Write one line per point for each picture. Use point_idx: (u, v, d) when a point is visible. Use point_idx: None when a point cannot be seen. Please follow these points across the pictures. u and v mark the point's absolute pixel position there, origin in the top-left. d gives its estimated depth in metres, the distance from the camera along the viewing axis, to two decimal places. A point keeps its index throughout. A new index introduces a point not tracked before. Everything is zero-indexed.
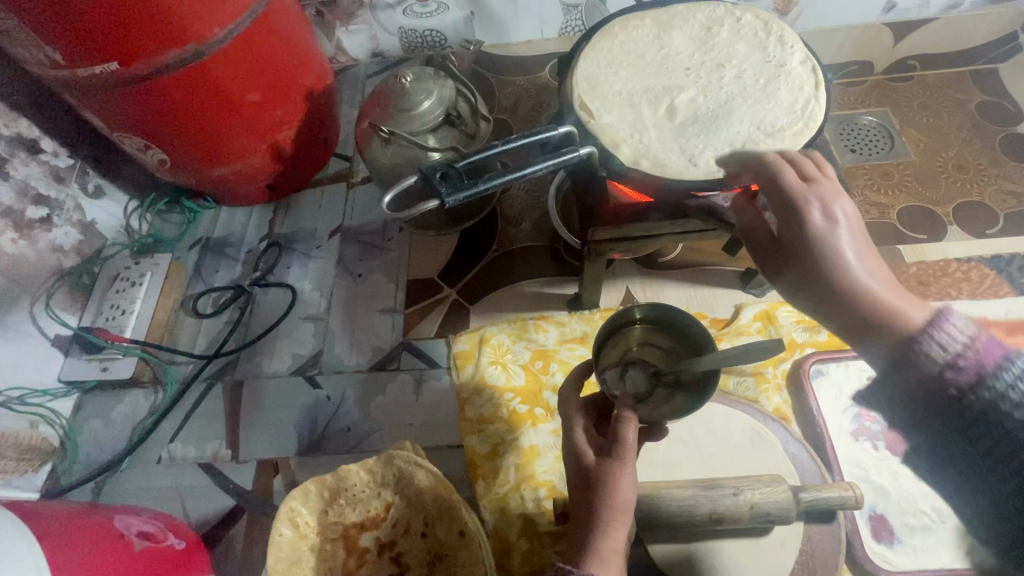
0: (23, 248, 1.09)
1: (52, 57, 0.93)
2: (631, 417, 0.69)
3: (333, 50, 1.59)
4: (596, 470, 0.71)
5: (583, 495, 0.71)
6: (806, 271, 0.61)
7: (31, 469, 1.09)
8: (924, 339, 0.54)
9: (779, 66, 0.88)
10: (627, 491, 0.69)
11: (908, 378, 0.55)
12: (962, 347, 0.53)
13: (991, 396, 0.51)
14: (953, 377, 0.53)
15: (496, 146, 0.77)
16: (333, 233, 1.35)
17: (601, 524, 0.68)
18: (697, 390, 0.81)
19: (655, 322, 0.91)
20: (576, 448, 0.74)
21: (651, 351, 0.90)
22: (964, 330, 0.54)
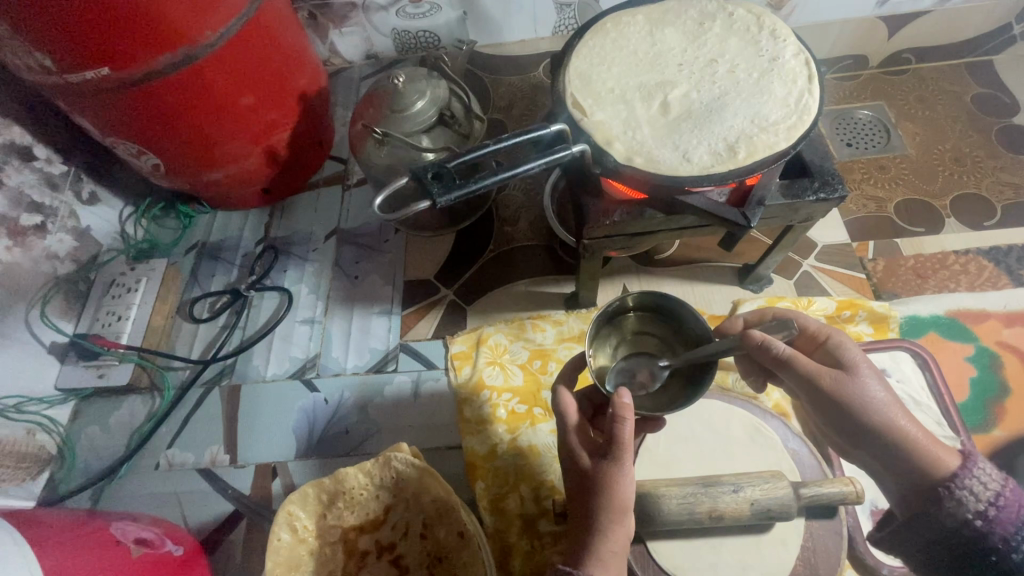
0: (18, 256, 1.09)
1: (43, 63, 0.93)
2: (629, 416, 0.67)
3: (327, 52, 1.58)
4: (595, 473, 0.69)
5: (581, 497, 0.70)
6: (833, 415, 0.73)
7: (28, 477, 1.09)
8: (960, 486, 0.69)
9: (773, 59, 0.88)
10: (626, 491, 0.68)
11: (937, 521, 0.72)
12: (983, 498, 0.69)
13: (938, 502, 0.71)
14: (978, 528, 0.68)
15: (489, 145, 0.76)
16: (329, 235, 1.35)
17: (600, 527, 0.67)
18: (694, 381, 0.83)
19: (649, 310, 0.91)
20: (571, 449, 0.74)
21: (645, 340, 0.91)
22: (992, 479, 0.70)
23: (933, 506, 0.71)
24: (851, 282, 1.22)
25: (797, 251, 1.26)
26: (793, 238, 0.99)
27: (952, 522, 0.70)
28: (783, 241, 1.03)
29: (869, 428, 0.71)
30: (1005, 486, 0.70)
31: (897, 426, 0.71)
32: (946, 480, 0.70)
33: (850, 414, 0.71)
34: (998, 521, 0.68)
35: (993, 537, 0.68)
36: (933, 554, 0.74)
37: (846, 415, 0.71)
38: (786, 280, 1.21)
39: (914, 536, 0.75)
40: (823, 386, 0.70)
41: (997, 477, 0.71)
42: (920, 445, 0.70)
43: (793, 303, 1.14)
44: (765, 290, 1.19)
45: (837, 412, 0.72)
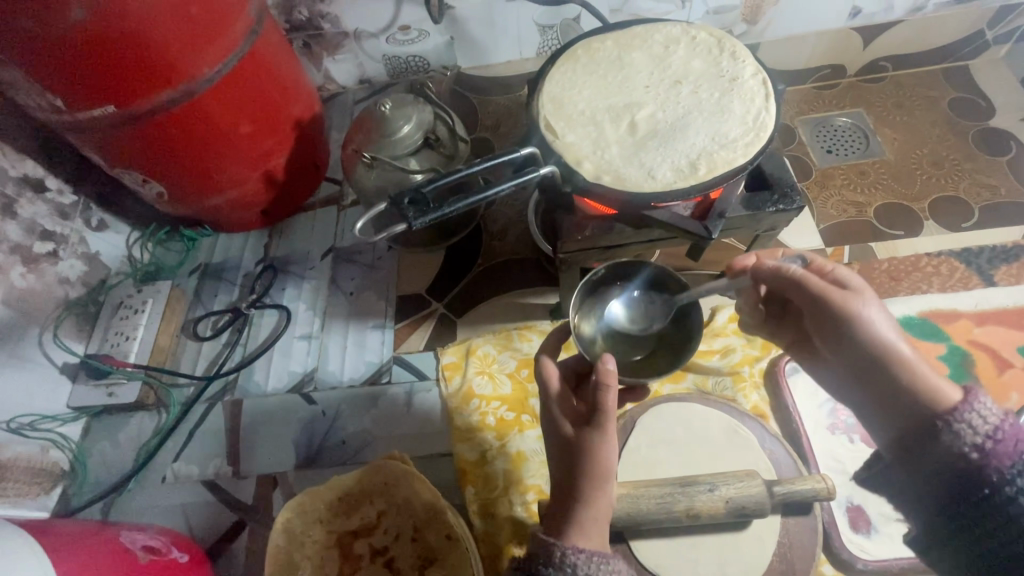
0: (31, 282, 1.16)
1: (54, 103, 1.00)
2: (613, 383, 0.71)
3: (322, 79, 1.66)
4: (578, 439, 0.73)
5: (566, 468, 0.74)
6: (836, 339, 0.75)
7: (43, 491, 1.14)
8: (958, 416, 0.67)
9: (733, 79, 0.93)
10: (609, 457, 0.72)
11: (935, 456, 0.68)
12: (984, 431, 0.66)
13: (935, 433, 0.68)
14: (973, 461, 0.65)
15: (463, 168, 0.82)
16: (325, 254, 1.41)
17: (587, 497, 0.71)
18: (678, 353, 0.87)
19: (634, 283, 0.91)
20: (554, 417, 0.78)
21: (629, 313, 0.92)
22: (993, 412, 0.66)
23: (926, 441, 0.69)
24: None
25: None
26: (762, 246, 1.04)
27: (946, 459, 0.67)
28: (755, 249, 1.07)
29: (871, 352, 0.73)
30: (1005, 420, 0.66)
31: (897, 351, 0.72)
32: (946, 409, 0.68)
33: (850, 334, 0.73)
34: (994, 454, 0.65)
35: (986, 472, 0.65)
36: (930, 507, 0.69)
37: (848, 335, 0.73)
38: None
39: (910, 488, 0.71)
40: (828, 301, 0.74)
41: (998, 413, 0.67)
42: (919, 372, 0.70)
43: None
44: None
45: (840, 334, 0.75)
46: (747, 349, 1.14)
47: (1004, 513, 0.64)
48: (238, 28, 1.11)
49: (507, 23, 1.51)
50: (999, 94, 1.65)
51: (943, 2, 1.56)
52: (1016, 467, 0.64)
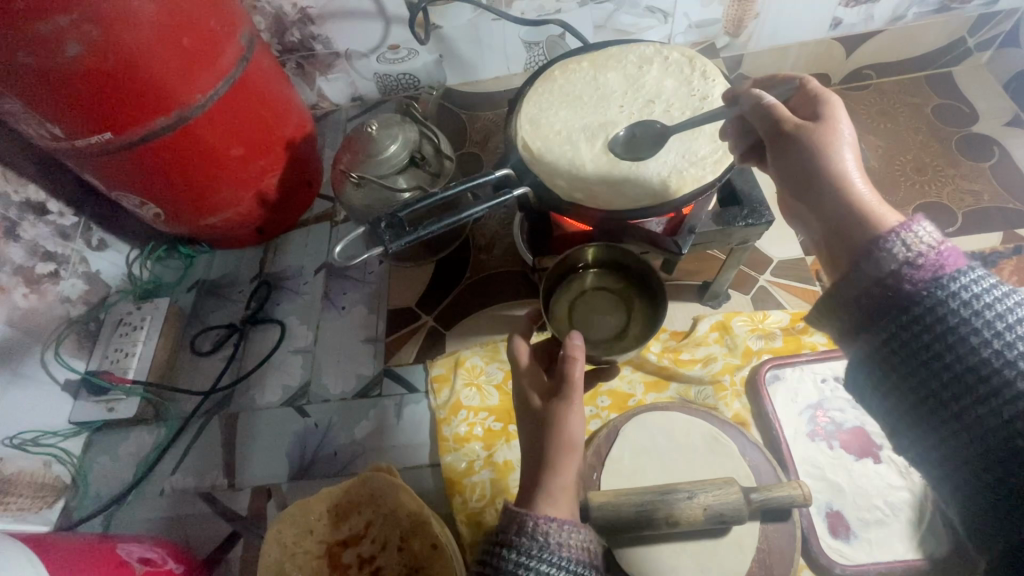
0: (34, 301, 1.20)
1: (53, 132, 1.04)
2: (580, 356, 0.78)
3: (315, 97, 1.70)
4: (547, 411, 0.77)
5: (535, 439, 0.77)
6: (790, 157, 0.73)
7: (45, 506, 1.18)
8: (891, 238, 0.60)
9: (703, 98, 0.96)
10: (576, 428, 0.75)
11: (866, 272, 0.61)
12: (921, 248, 0.59)
13: (869, 254, 0.61)
14: (907, 279, 0.58)
15: (438, 192, 0.85)
16: (319, 269, 1.45)
17: (554, 461, 0.74)
18: (649, 327, 0.92)
19: (605, 266, 0.99)
20: (525, 393, 0.83)
21: (602, 293, 0.98)
22: (930, 234, 0.59)
23: (863, 256, 0.62)
24: (806, 295, 1.25)
25: (752, 266, 1.31)
26: (738, 258, 1.07)
27: (875, 272, 0.60)
28: (733, 260, 1.10)
29: (823, 176, 0.70)
30: (942, 246, 0.59)
31: (856, 191, 0.68)
32: (888, 230, 0.61)
33: (815, 153, 0.71)
34: (924, 266, 0.58)
35: (927, 284, 0.57)
36: (858, 306, 0.61)
37: (799, 152, 0.72)
38: (743, 295, 1.27)
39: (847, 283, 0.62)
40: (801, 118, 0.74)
41: (936, 238, 0.59)
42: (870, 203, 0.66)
43: (749, 318, 1.21)
44: (724, 306, 1.26)
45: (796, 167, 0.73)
46: (727, 358, 1.17)
47: (943, 337, 0.56)
48: (229, 55, 1.15)
49: (494, 40, 1.55)
50: (981, 100, 1.67)
51: (922, 11, 1.58)
52: (944, 279, 0.57)
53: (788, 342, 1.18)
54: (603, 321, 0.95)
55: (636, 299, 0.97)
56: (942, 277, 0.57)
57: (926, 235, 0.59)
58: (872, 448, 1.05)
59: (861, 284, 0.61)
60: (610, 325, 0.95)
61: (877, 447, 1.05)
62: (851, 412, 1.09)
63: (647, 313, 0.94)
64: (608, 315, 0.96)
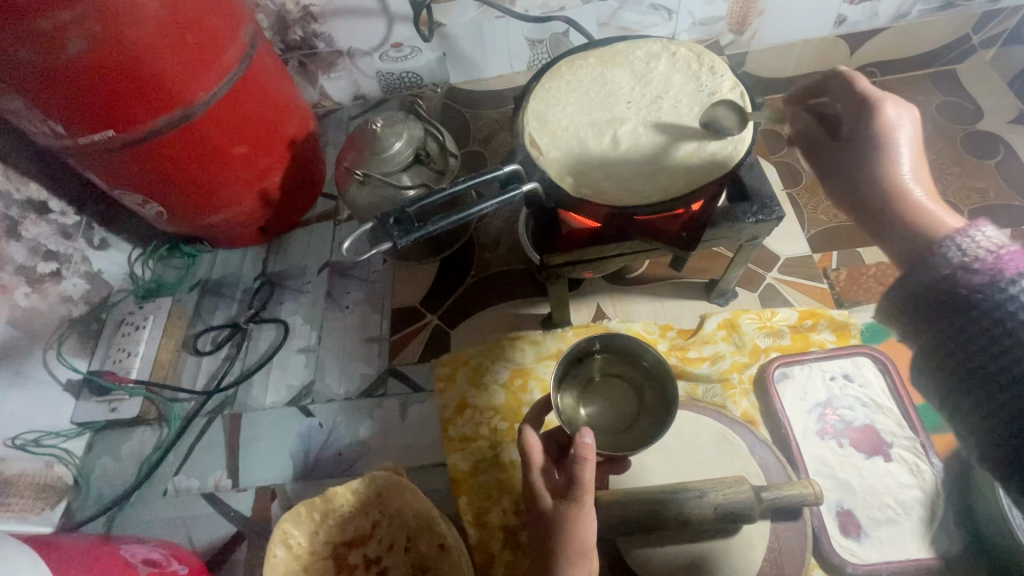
0: (35, 301, 1.19)
1: (56, 130, 1.04)
2: (590, 460, 0.72)
3: (318, 96, 1.69)
4: (557, 513, 0.74)
5: (544, 540, 0.75)
6: (842, 163, 0.76)
7: (47, 507, 1.17)
8: (946, 242, 0.61)
9: (712, 93, 0.96)
10: (586, 531, 0.73)
11: (921, 272, 0.61)
12: (984, 249, 0.58)
13: (924, 256, 0.62)
14: (966, 276, 0.58)
15: (447, 188, 0.84)
16: (322, 268, 1.44)
17: (564, 567, 0.72)
18: (660, 417, 0.89)
19: (614, 352, 0.96)
20: (534, 489, 0.79)
21: (612, 381, 0.96)
22: (990, 240, 0.59)
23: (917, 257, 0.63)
24: (814, 292, 1.25)
25: (759, 263, 1.30)
26: (746, 254, 1.06)
27: (927, 274, 0.61)
28: (741, 257, 1.09)
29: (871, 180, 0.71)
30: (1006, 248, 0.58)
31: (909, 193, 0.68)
32: (943, 234, 0.62)
33: (868, 156, 0.72)
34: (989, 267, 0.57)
35: (982, 280, 0.57)
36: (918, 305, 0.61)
37: (851, 159, 0.74)
38: (750, 292, 1.27)
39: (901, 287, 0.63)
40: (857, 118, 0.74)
41: (1000, 241, 0.58)
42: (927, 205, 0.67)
43: (757, 315, 1.20)
44: (731, 303, 1.25)
45: (846, 174, 0.75)
46: (735, 356, 1.16)
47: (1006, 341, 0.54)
48: (233, 52, 1.14)
49: (497, 38, 1.54)
50: (986, 97, 1.67)
51: (927, 9, 1.58)
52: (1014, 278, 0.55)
53: (796, 339, 1.17)
54: (612, 408, 0.94)
55: (647, 388, 0.94)
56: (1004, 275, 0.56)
57: (986, 238, 0.59)
58: (883, 446, 1.04)
59: (911, 279, 0.62)
60: (618, 413, 0.93)
61: (887, 445, 1.04)
62: (860, 410, 1.08)
63: (658, 402, 0.91)
64: (617, 403, 0.94)
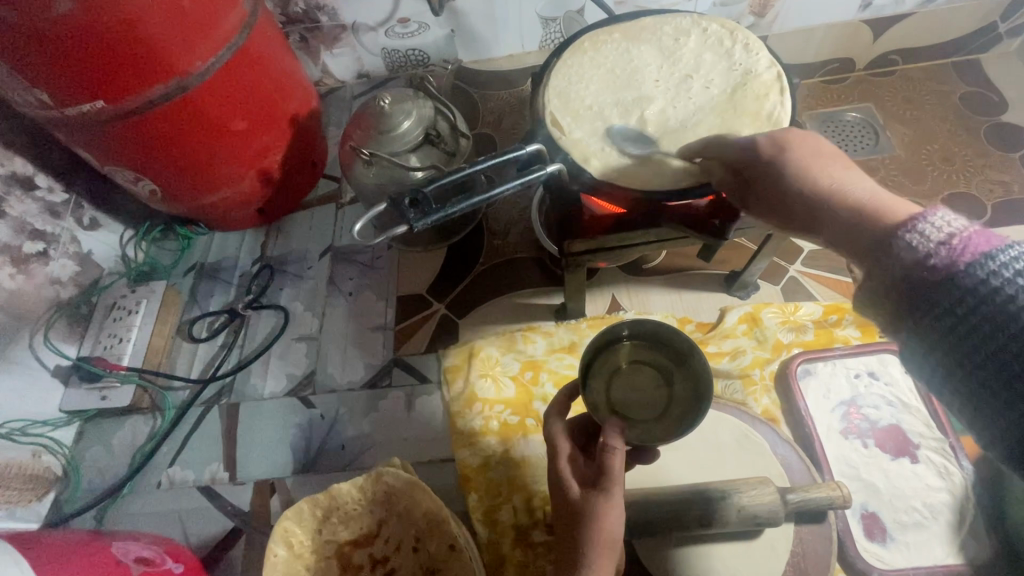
0: (21, 283, 1.12)
1: (41, 99, 0.97)
2: (619, 448, 0.70)
3: (319, 73, 1.62)
4: (583, 506, 0.70)
5: (568, 531, 0.71)
6: (768, 188, 0.69)
7: (35, 498, 1.11)
8: (902, 230, 0.53)
9: (747, 72, 0.90)
10: (615, 525, 0.69)
11: (885, 268, 0.54)
12: (943, 236, 0.50)
13: (887, 249, 0.55)
14: (932, 268, 0.50)
15: (466, 167, 0.78)
16: (324, 253, 1.38)
17: (589, 560, 0.68)
18: (692, 406, 0.82)
19: (643, 338, 0.91)
20: (561, 480, 0.74)
21: (641, 369, 0.89)
22: (947, 223, 0.51)
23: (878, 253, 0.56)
24: (838, 286, 1.20)
25: (782, 255, 1.25)
26: (774, 245, 1.02)
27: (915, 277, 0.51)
28: (767, 249, 1.05)
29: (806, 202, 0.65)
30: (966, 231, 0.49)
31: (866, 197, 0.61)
32: (899, 225, 0.55)
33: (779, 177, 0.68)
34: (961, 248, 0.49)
35: (942, 266, 0.50)
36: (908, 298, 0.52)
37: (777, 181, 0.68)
38: (772, 286, 1.22)
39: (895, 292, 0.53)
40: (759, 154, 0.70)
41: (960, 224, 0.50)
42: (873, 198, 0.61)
43: (780, 310, 1.15)
44: (752, 297, 1.21)
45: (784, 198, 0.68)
46: (757, 352, 1.11)
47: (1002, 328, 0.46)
48: (232, 21, 1.07)
49: (510, 16, 1.47)
50: (1011, 88, 1.61)
51: None
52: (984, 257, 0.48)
53: (820, 335, 1.12)
54: (640, 398, 0.86)
55: (677, 376, 0.87)
56: (970, 257, 0.48)
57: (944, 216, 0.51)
58: (908, 447, 1.00)
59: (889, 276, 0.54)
60: (645, 401, 0.85)
61: (914, 446, 1.00)
62: (886, 410, 1.04)
63: (690, 393, 0.84)
64: (646, 392, 0.87)
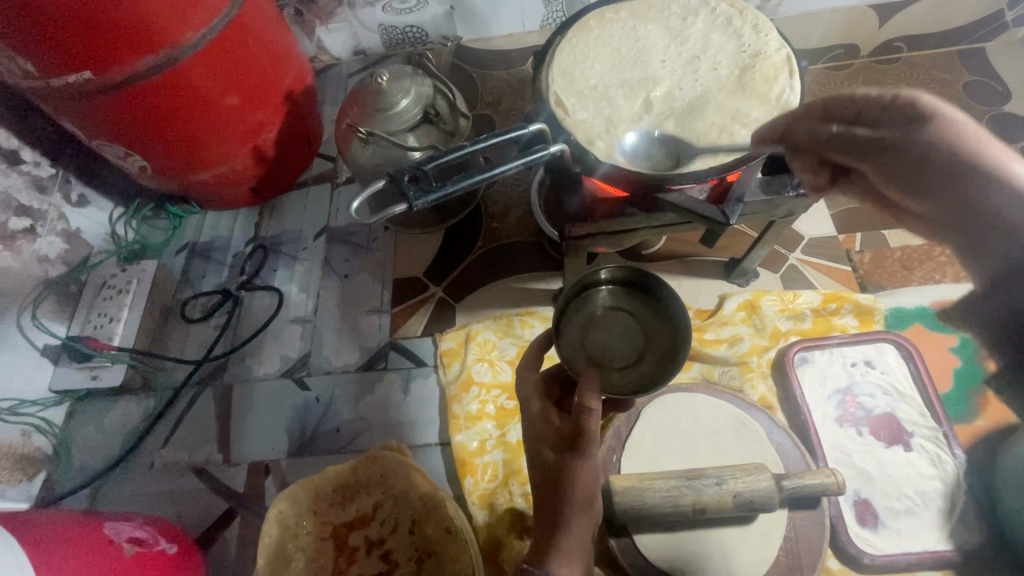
0: (8, 260, 1.10)
1: (25, 67, 0.93)
2: (596, 408, 0.67)
3: (314, 49, 1.58)
4: (559, 466, 0.69)
5: (546, 490, 0.70)
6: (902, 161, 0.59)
7: (25, 478, 1.10)
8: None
9: (755, 54, 0.88)
10: (591, 484, 0.68)
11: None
12: None
13: None
14: None
15: (467, 146, 0.76)
16: (319, 234, 1.35)
17: (565, 520, 0.68)
18: (669, 360, 0.77)
19: (622, 284, 0.87)
20: (537, 442, 0.73)
21: (618, 315, 0.85)
22: None
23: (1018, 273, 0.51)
24: (836, 274, 1.20)
25: (782, 244, 1.25)
26: (777, 232, 1.01)
27: None
28: (770, 236, 1.04)
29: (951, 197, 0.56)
30: None
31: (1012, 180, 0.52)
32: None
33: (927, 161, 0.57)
34: None
35: None
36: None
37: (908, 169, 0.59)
38: (773, 274, 1.21)
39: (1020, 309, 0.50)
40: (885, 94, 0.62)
41: None
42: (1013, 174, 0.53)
43: (779, 297, 1.15)
44: (752, 284, 1.21)
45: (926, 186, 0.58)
46: (755, 339, 1.12)
47: None
48: None
49: None
50: (1015, 78, 1.58)
51: None
52: None
53: (818, 323, 1.12)
54: (616, 347, 0.82)
55: (658, 332, 0.82)
56: None
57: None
58: (903, 435, 1.01)
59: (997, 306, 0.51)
60: (622, 352, 0.81)
61: (908, 434, 1.01)
62: (882, 398, 1.04)
63: (668, 349, 0.79)
64: (622, 341, 0.82)
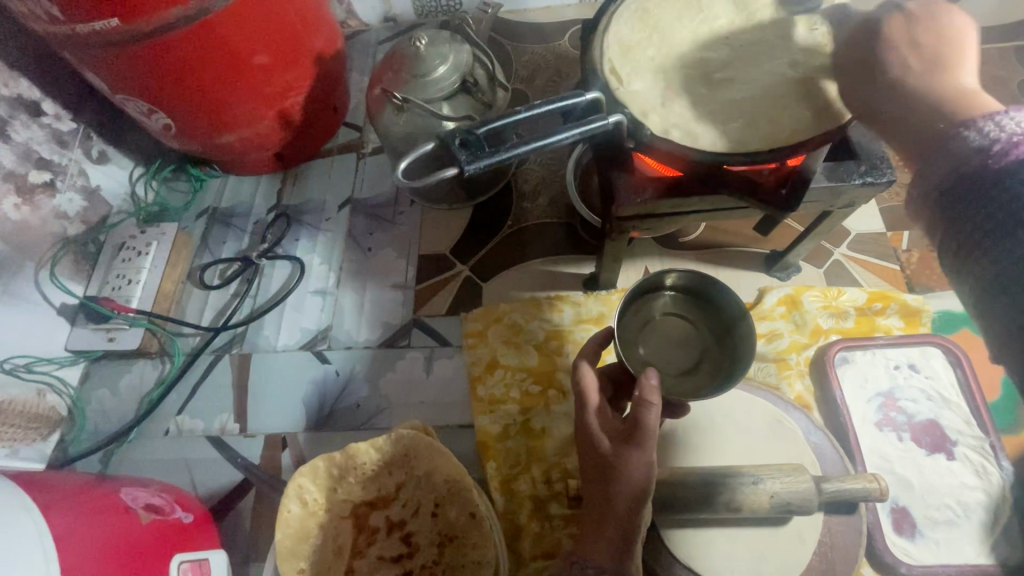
0: (26, 214, 1.06)
1: (50, 12, 0.88)
2: (655, 405, 0.65)
3: (344, 13, 1.52)
4: (614, 458, 0.66)
5: (596, 480, 0.68)
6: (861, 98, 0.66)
7: (39, 438, 1.08)
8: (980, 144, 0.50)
9: (827, 33, 0.81)
10: (646, 480, 0.65)
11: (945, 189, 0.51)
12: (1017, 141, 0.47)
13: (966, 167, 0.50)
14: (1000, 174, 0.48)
15: (521, 110, 0.71)
16: (343, 205, 1.31)
17: (618, 512, 0.65)
18: (726, 372, 0.74)
19: (686, 292, 0.83)
20: (589, 433, 0.70)
21: (676, 323, 0.82)
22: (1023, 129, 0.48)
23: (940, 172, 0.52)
24: (885, 273, 1.15)
25: (829, 238, 1.19)
26: (829, 224, 0.96)
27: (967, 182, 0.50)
28: (818, 230, 0.99)
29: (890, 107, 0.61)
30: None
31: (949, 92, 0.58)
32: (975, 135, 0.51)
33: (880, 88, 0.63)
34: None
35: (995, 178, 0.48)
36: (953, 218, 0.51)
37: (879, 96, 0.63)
38: (815, 269, 1.17)
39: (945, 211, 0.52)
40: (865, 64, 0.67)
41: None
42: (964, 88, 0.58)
43: (822, 294, 1.10)
44: (793, 278, 1.16)
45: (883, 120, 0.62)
46: (795, 336, 1.07)
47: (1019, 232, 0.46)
48: None
49: None
50: None
51: None
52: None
53: (861, 323, 1.08)
54: (671, 355, 0.79)
55: (717, 347, 0.79)
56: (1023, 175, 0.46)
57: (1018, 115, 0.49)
58: (946, 443, 0.96)
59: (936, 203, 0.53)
60: (678, 360, 0.79)
61: (951, 443, 0.96)
62: (925, 404, 0.99)
63: (727, 359, 0.77)
64: (680, 349, 0.80)
